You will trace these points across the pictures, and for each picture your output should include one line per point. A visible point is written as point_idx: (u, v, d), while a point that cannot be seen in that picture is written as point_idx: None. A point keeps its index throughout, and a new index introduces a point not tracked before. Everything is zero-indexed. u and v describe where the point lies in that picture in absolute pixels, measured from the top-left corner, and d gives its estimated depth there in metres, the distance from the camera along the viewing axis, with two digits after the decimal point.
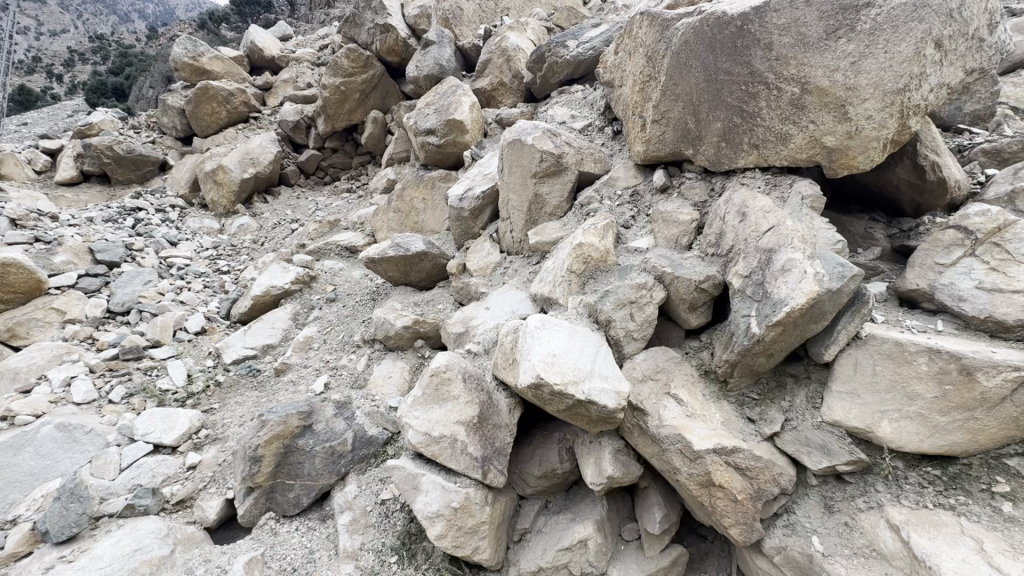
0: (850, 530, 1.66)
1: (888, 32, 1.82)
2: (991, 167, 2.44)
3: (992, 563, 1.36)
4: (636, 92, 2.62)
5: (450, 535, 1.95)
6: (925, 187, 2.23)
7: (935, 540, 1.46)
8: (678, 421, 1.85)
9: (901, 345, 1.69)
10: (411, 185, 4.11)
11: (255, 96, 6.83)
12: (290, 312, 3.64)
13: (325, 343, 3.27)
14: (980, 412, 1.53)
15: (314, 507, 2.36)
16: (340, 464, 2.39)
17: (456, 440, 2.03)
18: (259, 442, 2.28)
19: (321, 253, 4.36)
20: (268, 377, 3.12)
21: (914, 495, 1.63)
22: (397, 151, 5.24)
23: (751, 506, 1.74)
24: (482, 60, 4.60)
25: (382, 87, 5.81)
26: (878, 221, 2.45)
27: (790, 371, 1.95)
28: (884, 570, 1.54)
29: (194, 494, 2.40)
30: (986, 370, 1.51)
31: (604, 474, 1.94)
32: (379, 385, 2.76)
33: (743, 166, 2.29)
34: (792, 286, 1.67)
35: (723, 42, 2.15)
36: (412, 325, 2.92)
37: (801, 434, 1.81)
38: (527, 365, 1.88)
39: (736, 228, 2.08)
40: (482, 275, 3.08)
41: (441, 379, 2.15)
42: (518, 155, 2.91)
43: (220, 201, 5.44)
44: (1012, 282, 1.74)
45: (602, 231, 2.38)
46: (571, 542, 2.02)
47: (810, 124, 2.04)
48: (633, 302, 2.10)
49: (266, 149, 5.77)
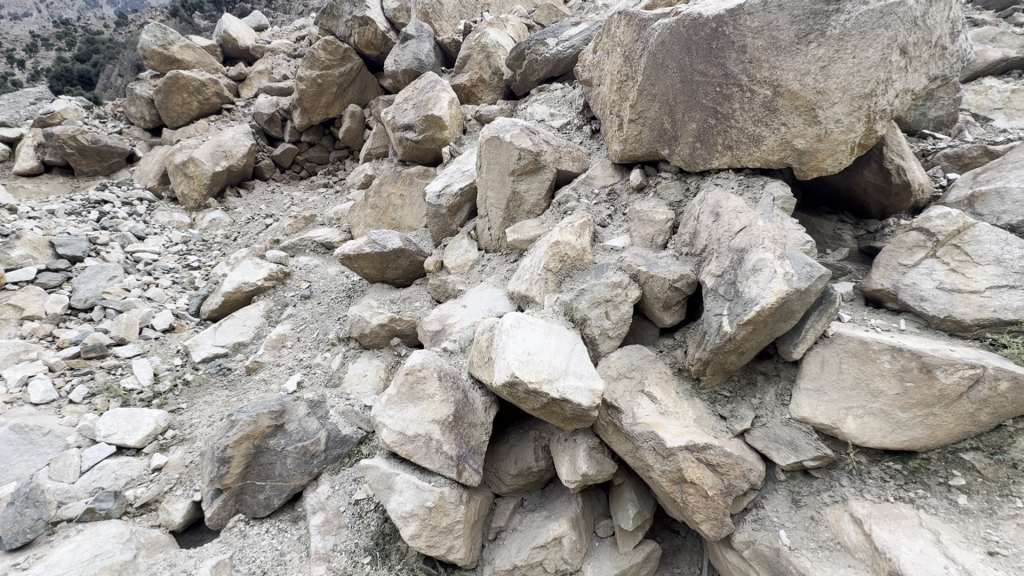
0: (815, 524, 1.71)
1: (856, 38, 1.86)
2: (952, 171, 2.53)
3: (948, 554, 1.40)
4: (613, 92, 2.64)
5: (424, 534, 1.93)
6: (891, 190, 2.30)
7: (895, 532, 1.51)
8: (651, 419, 1.86)
9: (865, 343, 1.74)
10: (389, 181, 4.07)
11: (228, 87, 6.64)
12: (263, 308, 3.56)
13: (299, 341, 3.21)
14: (938, 408, 1.59)
15: (285, 508, 2.31)
16: (312, 464, 2.34)
17: (430, 439, 2.02)
18: (227, 443, 2.22)
19: (295, 249, 4.28)
20: (239, 375, 3.04)
21: (876, 490, 1.67)
22: (375, 146, 5.16)
23: (722, 502, 1.77)
24: (462, 55, 4.56)
25: (360, 81, 5.72)
26: (846, 222, 2.52)
27: (760, 368, 1.99)
28: (847, 562, 1.58)
29: (159, 496, 2.33)
30: (945, 368, 1.57)
31: (578, 471, 1.94)
32: (354, 384, 2.72)
33: (717, 166, 2.32)
34: (762, 286, 1.70)
35: (698, 43, 2.17)
36: (388, 322, 2.88)
37: (770, 430, 1.85)
38: (501, 364, 1.87)
39: (710, 228, 2.11)
40: (459, 272, 3.06)
41: (416, 377, 2.13)
42: (496, 152, 2.89)
43: (191, 195, 5.27)
44: (969, 283, 1.81)
45: (579, 229, 2.38)
46: (546, 540, 2.03)
47: (782, 126, 2.08)
48: (609, 300, 2.11)
49: (239, 142, 5.62)
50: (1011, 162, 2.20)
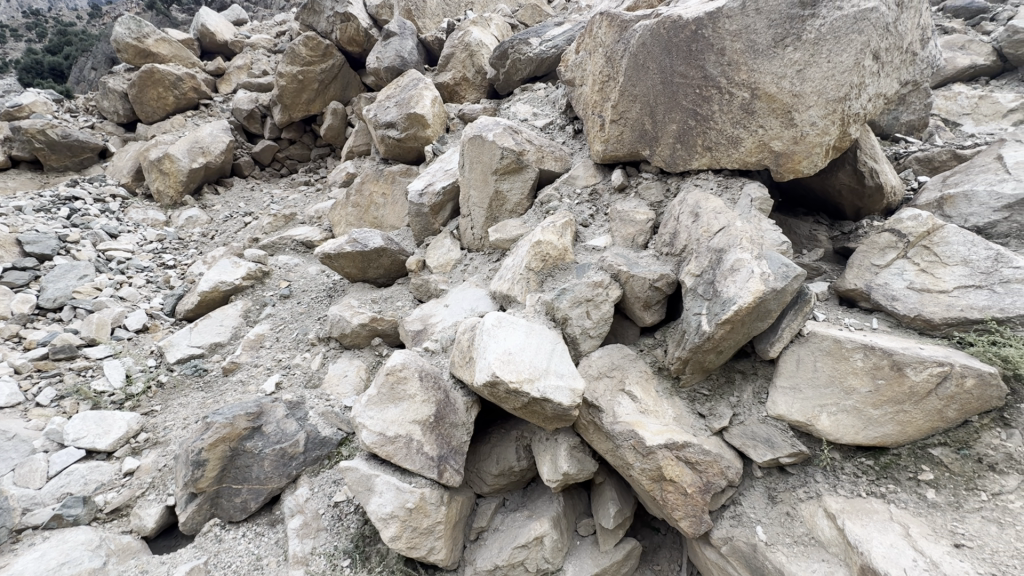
0: (791, 519, 1.74)
1: (831, 42, 1.90)
2: (923, 174, 2.60)
3: (916, 546, 1.44)
4: (595, 92, 2.64)
5: (405, 536, 1.92)
6: (864, 192, 2.36)
7: (866, 527, 1.54)
8: (631, 418, 1.88)
9: (838, 341, 1.78)
10: (371, 179, 4.04)
11: (206, 82, 6.49)
12: (240, 308, 3.48)
13: (277, 341, 3.15)
14: (908, 405, 1.63)
15: (263, 511, 2.27)
16: (291, 467, 2.30)
17: (411, 439, 2.00)
18: (202, 446, 2.18)
19: (275, 247, 4.20)
20: (216, 377, 2.98)
21: (849, 485, 1.71)
22: (358, 144, 5.09)
23: (700, 499, 1.79)
24: (445, 53, 4.53)
25: (342, 78, 5.65)
26: (821, 223, 2.58)
27: (738, 367, 2.02)
28: (821, 556, 1.61)
29: (131, 502, 2.27)
30: (914, 366, 1.61)
31: (559, 470, 1.95)
32: (334, 384, 2.69)
33: (696, 167, 2.35)
34: (740, 285, 1.73)
35: (679, 45, 2.19)
36: (369, 322, 2.85)
37: (748, 428, 1.88)
38: (482, 364, 1.86)
39: (689, 228, 2.13)
40: (441, 272, 3.04)
41: (396, 377, 2.12)
42: (478, 150, 2.88)
43: (166, 192, 5.14)
44: (938, 283, 1.87)
45: (560, 229, 2.39)
46: (527, 539, 2.03)
47: (759, 128, 2.11)
48: (590, 300, 2.12)
49: (217, 138, 5.50)
50: (978, 165, 2.26)
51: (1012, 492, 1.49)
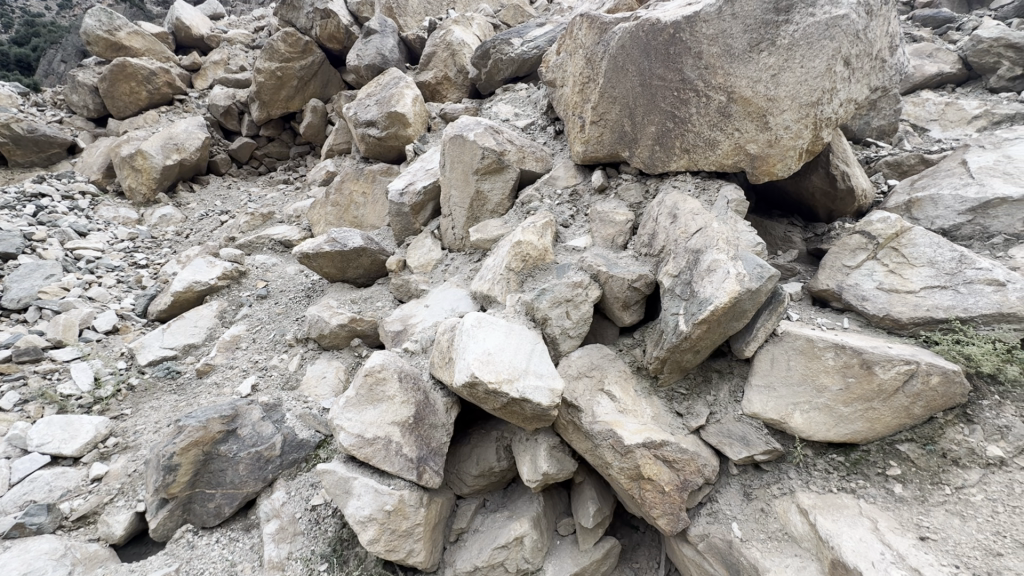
0: (765, 516, 1.77)
1: (804, 48, 1.95)
2: (892, 178, 2.68)
3: (884, 540, 1.48)
4: (575, 93, 2.65)
5: (383, 539, 1.89)
6: (837, 195, 2.42)
7: (837, 521, 1.58)
8: (610, 417, 1.89)
9: (810, 341, 1.81)
10: (351, 178, 3.99)
11: (181, 77, 6.33)
12: (216, 309, 3.40)
13: (254, 343, 3.09)
14: (877, 402, 1.67)
15: (237, 516, 2.22)
16: (267, 471, 2.25)
17: (390, 441, 1.98)
18: (174, 450, 2.12)
19: (252, 246, 4.13)
20: (189, 379, 2.90)
21: (820, 481, 1.74)
22: (338, 142, 5.03)
23: (678, 497, 1.81)
24: (426, 52, 4.50)
25: (322, 75, 5.57)
26: (796, 225, 2.63)
27: (714, 366, 2.05)
28: (794, 551, 1.64)
29: (98, 508, 2.20)
30: (883, 364, 1.66)
31: (539, 470, 1.95)
32: (312, 386, 2.64)
33: (675, 169, 2.38)
34: (716, 285, 1.75)
35: (657, 48, 2.22)
36: (349, 323, 2.82)
37: (724, 426, 1.90)
38: (461, 364, 1.86)
39: (668, 229, 2.16)
40: (422, 272, 3.02)
41: (375, 379, 2.09)
42: (459, 150, 2.87)
43: (139, 189, 4.99)
44: (906, 284, 1.92)
45: (541, 229, 2.39)
46: (507, 540, 2.03)
47: (735, 131, 2.15)
48: (569, 300, 2.13)
49: (192, 134, 5.37)
50: (944, 170, 2.34)
51: (974, 485, 1.55)
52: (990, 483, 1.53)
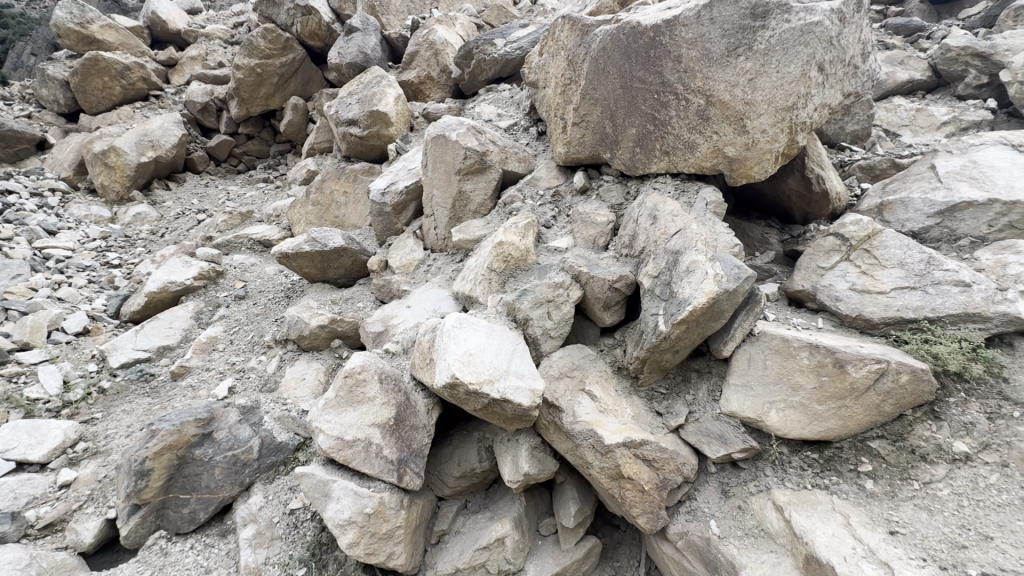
0: (742, 513, 1.80)
1: (780, 53, 1.98)
2: (865, 181, 2.75)
3: (856, 535, 1.51)
4: (557, 95, 2.66)
5: (363, 542, 1.87)
6: (812, 198, 2.47)
7: (811, 517, 1.61)
8: (591, 417, 1.90)
9: (786, 340, 1.85)
10: (332, 177, 3.94)
11: (157, 73, 6.19)
12: (192, 310, 3.32)
13: (231, 344, 3.03)
14: (850, 400, 1.71)
15: (212, 521, 2.17)
16: (244, 475, 2.21)
17: (370, 443, 1.96)
18: (146, 455, 2.06)
19: (230, 246, 4.05)
20: (164, 381, 2.83)
21: (796, 478, 1.78)
22: (319, 141, 4.96)
23: (657, 495, 1.83)
24: (409, 51, 4.48)
25: (303, 73, 5.49)
26: (773, 227, 2.69)
27: (694, 366, 2.08)
28: (770, 547, 1.67)
29: (66, 516, 2.13)
30: (855, 363, 1.70)
31: (520, 471, 1.95)
32: (291, 388, 2.60)
33: (655, 171, 2.40)
34: (695, 286, 1.77)
35: (638, 51, 2.24)
36: (329, 323, 2.78)
37: (702, 425, 1.93)
38: (442, 365, 1.85)
39: (648, 230, 2.18)
40: (404, 272, 3.00)
41: (355, 380, 2.07)
42: (441, 150, 2.86)
43: (112, 186, 4.85)
44: (878, 285, 1.97)
45: (523, 230, 2.39)
46: (489, 541, 2.02)
47: (714, 134, 2.18)
48: (551, 301, 2.13)
49: (168, 131, 5.25)
50: (914, 174, 2.41)
51: (940, 480, 1.60)
52: (956, 478, 1.59)
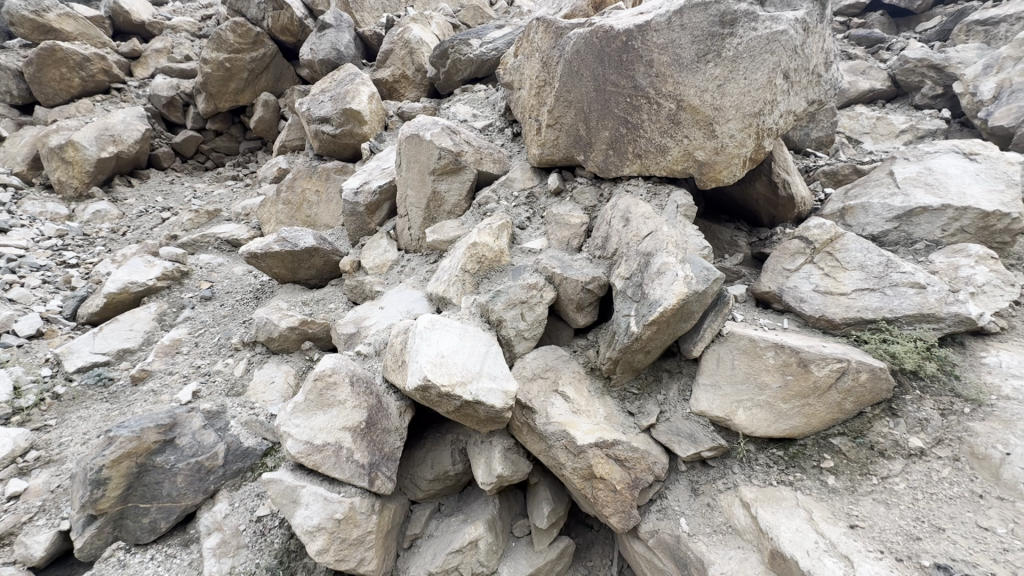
0: (711, 510, 1.83)
1: (747, 60, 2.03)
2: (828, 186, 2.84)
3: (819, 529, 1.56)
4: (531, 96, 2.66)
5: (332, 548, 1.83)
6: (778, 202, 2.54)
7: (776, 513, 1.65)
8: (564, 418, 1.90)
9: (753, 340, 1.89)
10: (303, 176, 3.86)
11: (119, 65, 5.95)
12: (154, 311, 3.20)
13: (196, 346, 2.93)
14: (813, 398, 1.76)
15: (175, 531, 2.10)
16: (208, 482, 2.14)
17: (340, 447, 1.91)
18: (103, 463, 1.95)
19: (196, 245, 3.93)
20: (123, 386, 2.71)
21: (762, 475, 1.82)
22: (291, 138, 4.86)
23: (629, 495, 1.85)
24: (384, 49, 4.42)
25: (274, 68, 5.37)
26: (741, 229, 2.76)
27: (665, 366, 2.11)
28: (737, 543, 1.71)
29: (15, 529, 2.02)
30: (818, 362, 1.75)
31: (493, 473, 1.94)
32: (259, 392, 2.53)
33: (628, 173, 2.44)
34: (665, 287, 1.80)
35: (610, 55, 2.26)
36: (299, 325, 2.71)
37: (673, 424, 1.96)
38: (414, 367, 1.83)
39: (620, 232, 2.20)
40: (377, 273, 2.95)
41: (326, 383, 2.03)
42: (416, 150, 2.83)
43: (69, 182, 4.63)
44: (840, 286, 2.04)
45: (497, 231, 2.39)
46: (462, 544, 2.01)
47: (684, 138, 2.21)
48: (524, 302, 2.13)
49: (130, 125, 5.05)
50: (874, 179, 2.50)
51: (897, 475, 1.66)
52: (912, 472, 1.65)
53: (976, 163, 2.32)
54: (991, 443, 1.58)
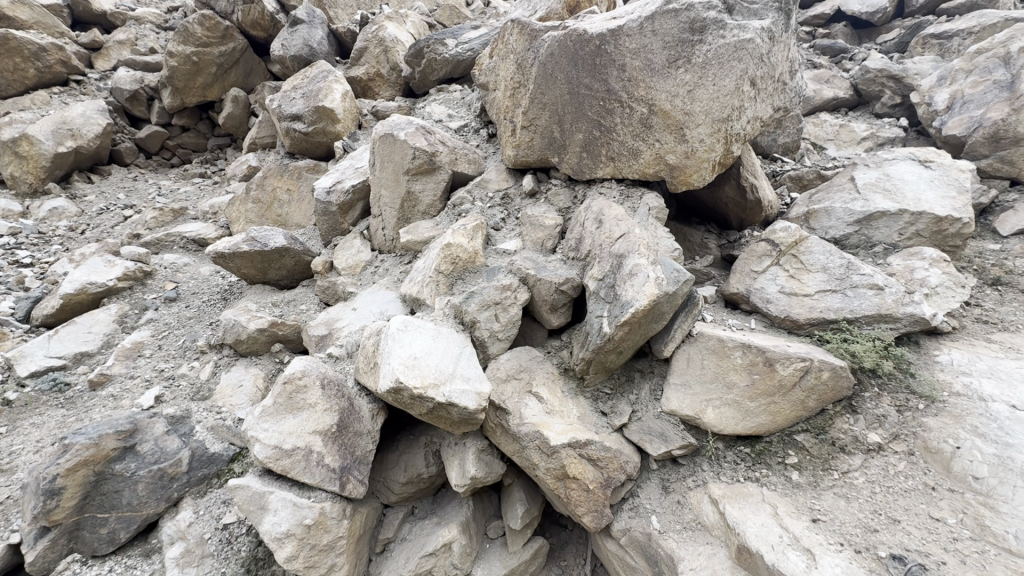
0: (681, 507, 1.87)
1: (716, 67, 2.08)
2: (794, 191, 2.94)
3: (783, 524, 1.61)
4: (506, 98, 2.67)
5: (302, 555, 1.78)
6: (747, 205, 2.60)
7: (742, 509, 1.70)
8: (537, 418, 1.91)
9: (721, 341, 1.94)
10: (274, 174, 3.77)
11: (78, 56, 5.70)
12: (115, 313, 3.07)
13: (160, 349, 2.83)
14: (778, 397, 1.82)
15: (135, 541, 2.02)
16: (171, 489, 2.06)
17: (311, 451, 1.88)
18: (58, 472, 1.87)
19: (160, 245, 3.80)
20: (81, 392, 2.59)
21: (730, 472, 1.87)
22: (262, 135, 4.75)
23: (601, 494, 1.87)
24: (358, 47, 4.36)
25: (244, 63, 5.24)
26: (711, 232, 2.83)
27: (637, 366, 2.14)
28: (706, 539, 1.74)
29: None
30: (783, 362, 1.80)
31: (467, 474, 1.94)
32: (226, 396, 2.45)
33: (601, 176, 2.47)
34: (637, 289, 1.82)
35: (584, 58, 2.29)
36: (268, 327, 2.65)
37: (645, 424, 1.99)
38: (386, 369, 1.81)
39: (594, 234, 2.23)
40: (350, 274, 2.91)
41: (295, 386, 1.98)
42: (390, 149, 2.81)
43: (22, 178, 4.40)
44: (804, 288, 2.10)
45: (471, 232, 2.38)
46: (435, 547, 1.99)
47: (656, 142, 2.25)
48: (498, 303, 2.13)
49: (90, 119, 4.85)
50: (836, 185, 2.59)
51: (856, 469, 1.72)
52: (870, 466, 1.71)
53: (930, 170, 2.43)
54: (943, 437, 1.65)
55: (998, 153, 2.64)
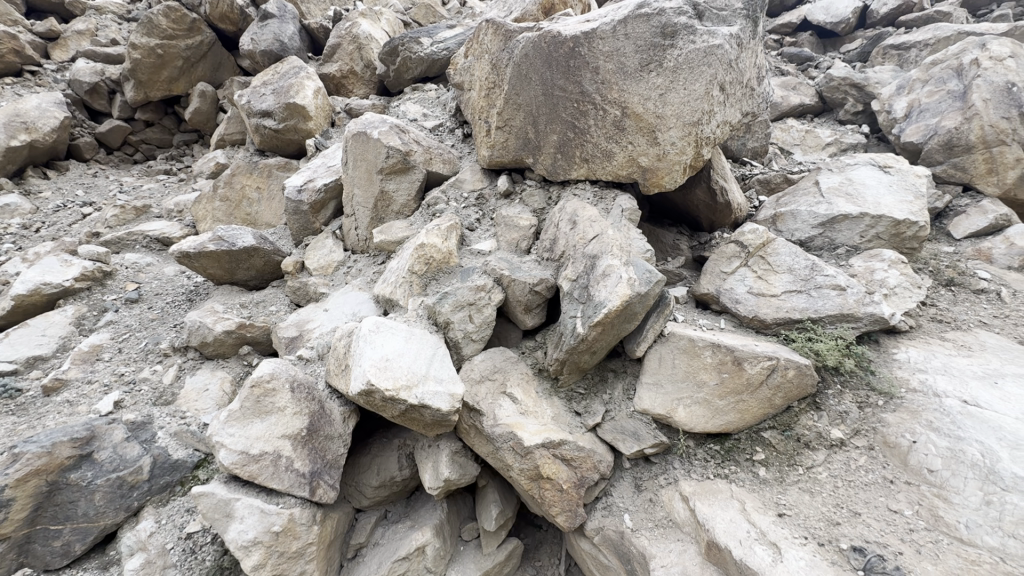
0: (653, 505, 1.89)
1: (687, 72, 2.12)
2: (762, 194, 3.02)
3: (750, 519, 1.64)
4: (481, 98, 2.66)
5: (270, 563, 1.73)
6: (717, 208, 2.66)
7: (712, 506, 1.73)
8: (511, 419, 1.90)
9: (692, 340, 1.97)
10: (242, 172, 3.66)
11: (33, 45, 5.44)
12: (71, 315, 2.93)
13: (120, 353, 2.71)
14: (747, 395, 1.86)
15: (92, 553, 1.93)
16: (131, 498, 1.98)
17: (279, 456, 1.83)
18: (6, 483, 1.78)
19: (121, 244, 3.65)
20: (33, 398, 2.46)
21: (700, 469, 1.90)
22: (230, 131, 4.62)
23: (575, 494, 1.88)
24: (331, 43, 4.29)
25: (212, 58, 5.09)
26: (683, 234, 2.88)
27: (610, 366, 2.16)
28: (677, 536, 1.77)
29: None
30: (751, 360, 1.84)
31: (440, 477, 1.92)
32: (191, 401, 2.37)
33: (575, 177, 2.49)
34: (610, 289, 1.84)
35: (558, 60, 2.30)
36: (236, 329, 2.58)
37: (617, 423, 2.01)
38: (357, 371, 1.77)
39: (567, 235, 2.24)
40: (322, 274, 2.85)
41: (263, 390, 1.93)
42: (363, 148, 2.76)
43: None
44: (771, 289, 2.16)
45: (445, 232, 2.36)
46: (409, 551, 1.97)
47: (628, 144, 2.28)
48: (472, 303, 2.12)
49: (46, 112, 4.63)
50: (802, 188, 2.67)
51: (820, 464, 1.77)
52: (833, 461, 1.77)
53: (889, 176, 2.53)
54: (900, 432, 1.72)
55: (952, 160, 2.77)
